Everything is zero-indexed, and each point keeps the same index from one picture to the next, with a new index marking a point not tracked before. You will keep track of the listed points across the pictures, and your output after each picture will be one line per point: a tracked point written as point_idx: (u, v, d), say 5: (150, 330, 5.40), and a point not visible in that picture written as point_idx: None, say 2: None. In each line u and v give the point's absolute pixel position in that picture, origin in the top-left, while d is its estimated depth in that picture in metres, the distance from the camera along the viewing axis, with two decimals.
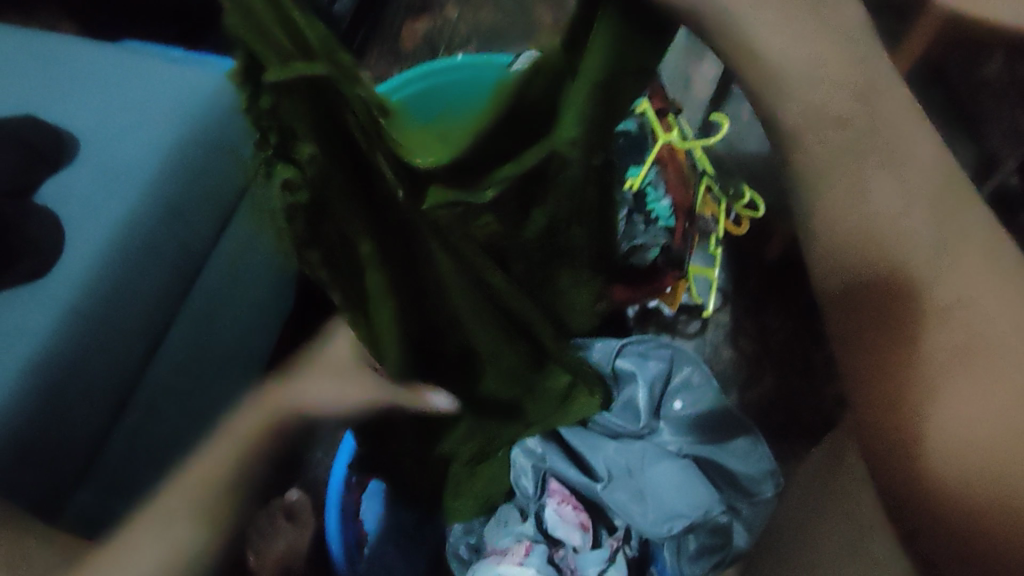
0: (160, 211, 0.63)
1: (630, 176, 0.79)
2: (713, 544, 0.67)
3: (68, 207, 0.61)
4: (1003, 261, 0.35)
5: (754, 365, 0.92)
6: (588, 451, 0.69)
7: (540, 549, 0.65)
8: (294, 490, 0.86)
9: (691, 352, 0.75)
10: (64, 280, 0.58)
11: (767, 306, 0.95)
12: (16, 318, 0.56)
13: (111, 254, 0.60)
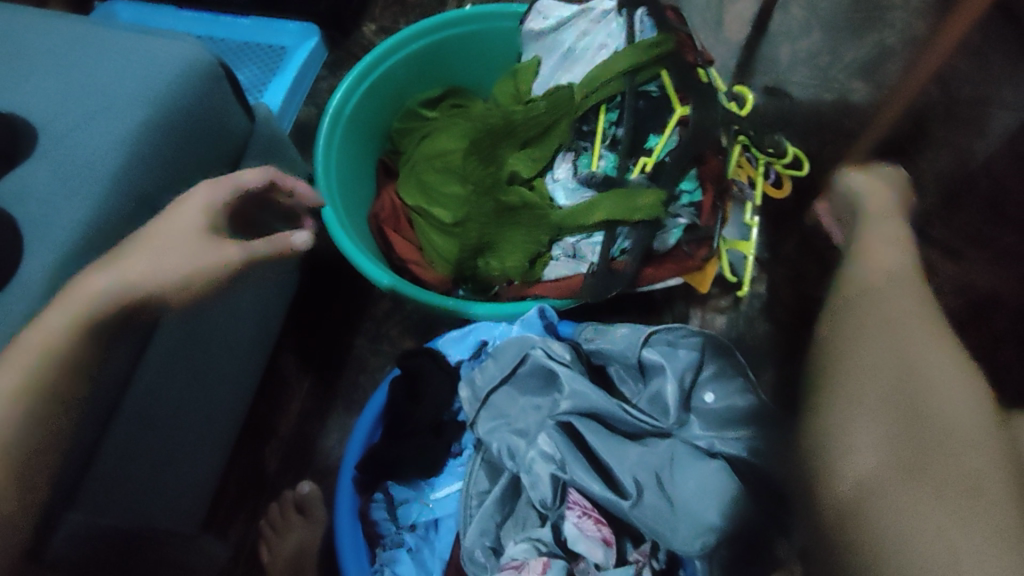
0: (132, 205, 0.58)
1: (649, 147, 0.74)
2: (749, 554, 0.60)
3: (23, 208, 0.55)
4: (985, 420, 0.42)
5: (794, 336, 0.85)
6: (611, 456, 0.61)
7: (559, 565, 0.58)
8: (304, 483, 0.83)
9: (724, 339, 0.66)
10: (20, 294, 0.52)
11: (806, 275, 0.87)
12: None
13: (69, 260, 0.54)
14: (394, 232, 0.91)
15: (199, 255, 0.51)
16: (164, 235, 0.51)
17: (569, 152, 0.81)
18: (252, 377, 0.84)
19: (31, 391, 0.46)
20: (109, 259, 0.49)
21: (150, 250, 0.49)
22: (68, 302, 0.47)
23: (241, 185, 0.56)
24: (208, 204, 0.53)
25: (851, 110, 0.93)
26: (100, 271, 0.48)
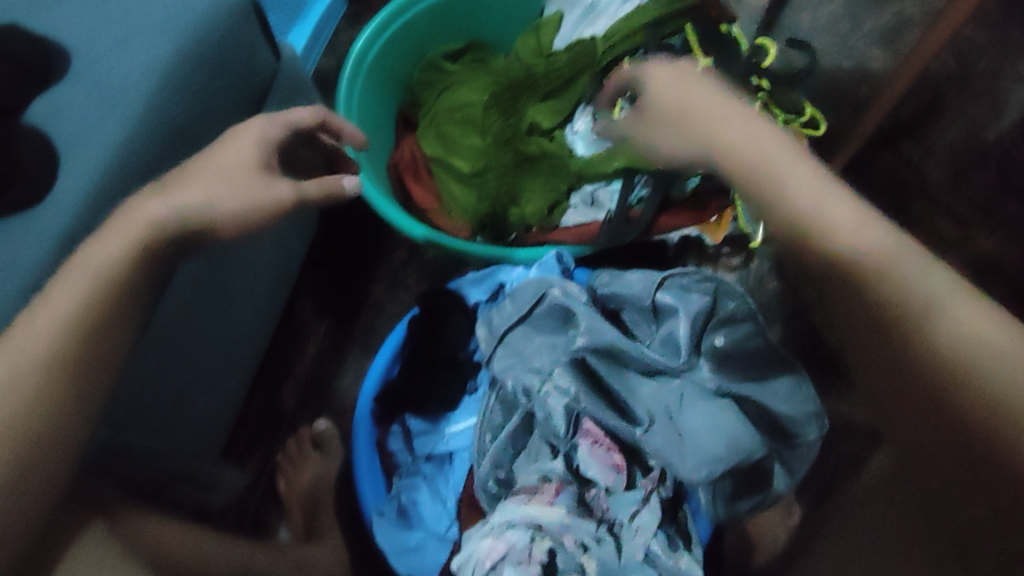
0: (161, 129, 0.59)
1: None
2: (750, 486, 0.65)
3: (57, 126, 0.57)
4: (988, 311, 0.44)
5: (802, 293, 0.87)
6: (625, 390, 0.65)
7: (571, 490, 0.62)
8: (321, 420, 0.85)
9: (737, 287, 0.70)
10: (58, 208, 0.54)
11: None
12: (7, 249, 0.52)
13: (105, 178, 0.55)
14: (413, 181, 0.93)
15: (254, 187, 0.56)
16: (219, 165, 0.55)
17: (589, 105, 0.84)
18: (271, 316, 0.86)
19: (86, 304, 0.47)
20: (168, 180, 0.53)
21: (213, 180, 0.54)
22: (127, 218, 0.49)
23: (290, 119, 0.62)
24: (264, 137, 0.58)
25: (867, 77, 0.95)
26: (161, 188, 0.51)
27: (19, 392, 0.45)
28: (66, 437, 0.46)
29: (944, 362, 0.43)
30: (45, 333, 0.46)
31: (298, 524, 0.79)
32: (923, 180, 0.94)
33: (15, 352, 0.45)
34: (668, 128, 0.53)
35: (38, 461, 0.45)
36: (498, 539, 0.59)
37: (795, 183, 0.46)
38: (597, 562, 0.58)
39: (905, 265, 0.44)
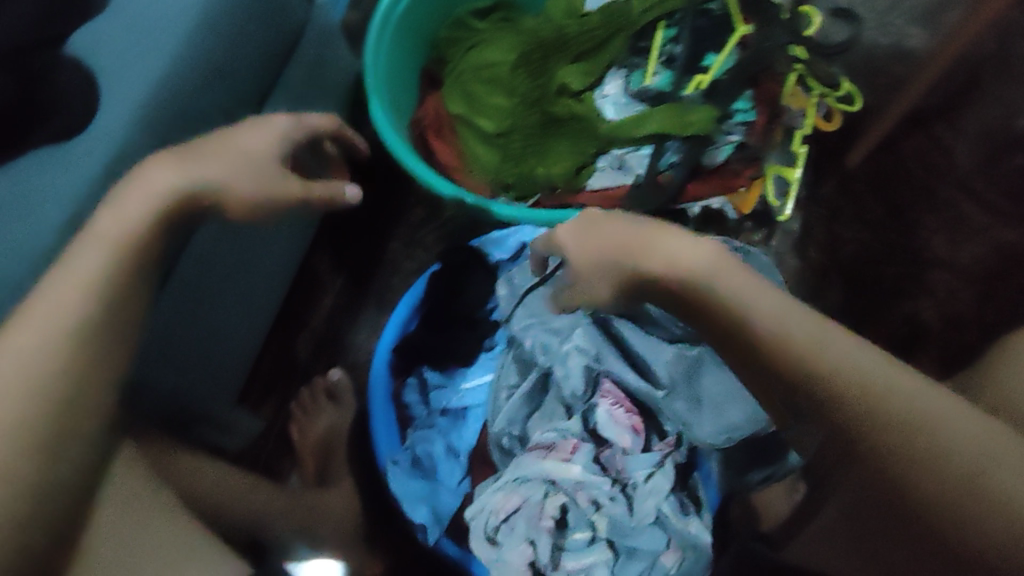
0: (201, 69, 0.58)
1: (706, 65, 0.74)
2: (761, 457, 0.68)
3: (98, 62, 0.56)
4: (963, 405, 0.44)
5: (821, 276, 0.88)
6: (647, 353, 0.65)
7: (587, 448, 0.62)
8: (335, 371, 0.86)
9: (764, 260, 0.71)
10: (94, 142, 0.53)
11: (840, 215, 0.90)
12: (50, 182, 0.52)
13: (141, 114, 0.55)
14: (437, 138, 0.91)
15: (277, 181, 0.52)
16: (243, 148, 0.52)
17: (622, 69, 0.82)
18: (291, 268, 0.86)
19: (112, 272, 0.44)
20: (181, 151, 0.49)
21: (229, 165, 0.50)
22: (146, 194, 0.46)
23: (308, 121, 0.59)
24: (285, 134, 0.55)
25: (903, 56, 0.93)
26: (180, 163, 0.47)
27: (63, 353, 0.42)
28: (103, 395, 0.44)
29: (890, 428, 0.42)
30: (77, 298, 0.43)
31: (310, 472, 0.80)
32: (951, 162, 0.91)
33: (40, 318, 0.42)
34: (611, 254, 0.51)
35: (76, 427, 0.42)
36: (512, 493, 0.61)
37: (723, 282, 0.46)
38: (608, 521, 0.60)
39: (838, 353, 0.43)
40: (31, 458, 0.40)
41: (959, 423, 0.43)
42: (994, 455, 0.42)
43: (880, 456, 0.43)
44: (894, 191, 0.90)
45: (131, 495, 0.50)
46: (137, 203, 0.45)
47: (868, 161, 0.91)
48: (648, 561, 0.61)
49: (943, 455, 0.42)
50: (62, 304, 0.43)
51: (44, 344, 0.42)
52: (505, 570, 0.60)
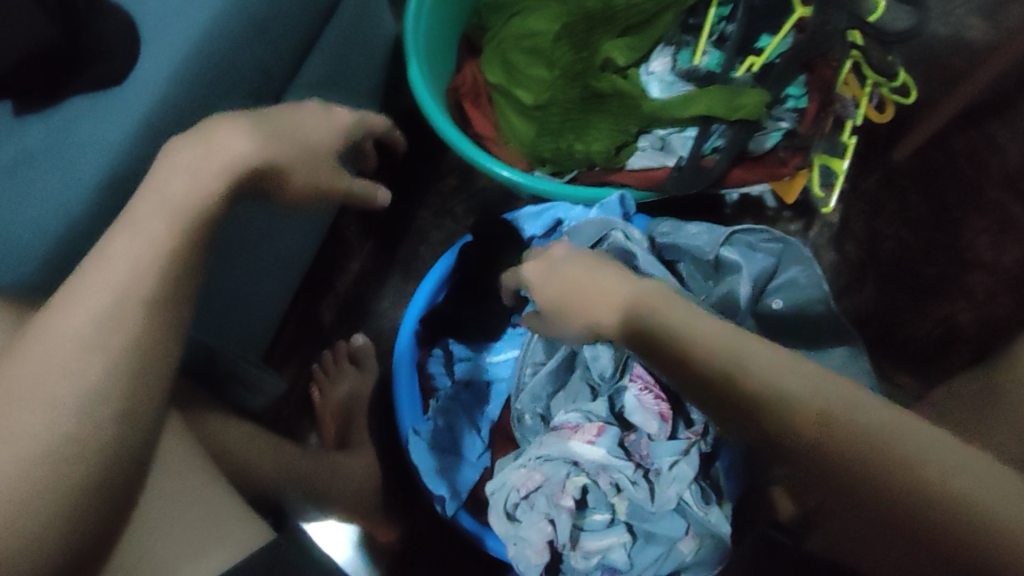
0: (245, 23, 0.57)
1: (760, 47, 0.72)
2: None
3: (144, 12, 0.55)
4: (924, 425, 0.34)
5: (857, 272, 0.88)
6: None
7: (613, 432, 0.62)
8: (359, 337, 0.86)
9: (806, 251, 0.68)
10: (137, 93, 0.52)
11: (881, 210, 0.88)
12: (88, 129, 0.52)
13: (185, 69, 0.54)
14: (473, 108, 0.89)
15: (329, 175, 0.54)
16: (305, 130, 0.53)
17: (669, 46, 0.80)
18: (321, 231, 0.85)
19: (180, 237, 0.44)
20: (230, 117, 0.49)
21: (278, 131, 0.51)
22: (205, 159, 0.46)
23: (368, 120, 0.60)
24: (344, 128, 0.57)
25: (962, 49, 0.89)
26: (233, 128, 0.48)
27: (132, 312, 0.42)
28: (165, 360, 0.44)
29: (847, 444, 0.33)
30: (146, 259, 0.43)
31: (330, 435, 0.81)
32: (1004, 161, 0.85)
33: (102, 280, 0.42)
34: (563, 306, 0.50)
35: (129, 395, 0.41)
36: (534, 470, 0.61)
37: (655, 303, 0.42)
38: (628, 504, 0.60)
39: (780, 365, 0.36)
40: (85, 419, 0.39)
41: (938, 444, 0.33)
42: (981, 476, 0.32)
43: (839, 476, 0.34)
44: (939, 188, 0.87)
45: (172, 455, 0.49)
46: (198, 168, 0.46)
47: (916, 156, 0.89)
48: (665, 548, 0.61)
49: (915, 468, 0.32)
50: (131, 264, 0.43)
51: (113, 303, 0.42)
52: (524, 547, 0.60)
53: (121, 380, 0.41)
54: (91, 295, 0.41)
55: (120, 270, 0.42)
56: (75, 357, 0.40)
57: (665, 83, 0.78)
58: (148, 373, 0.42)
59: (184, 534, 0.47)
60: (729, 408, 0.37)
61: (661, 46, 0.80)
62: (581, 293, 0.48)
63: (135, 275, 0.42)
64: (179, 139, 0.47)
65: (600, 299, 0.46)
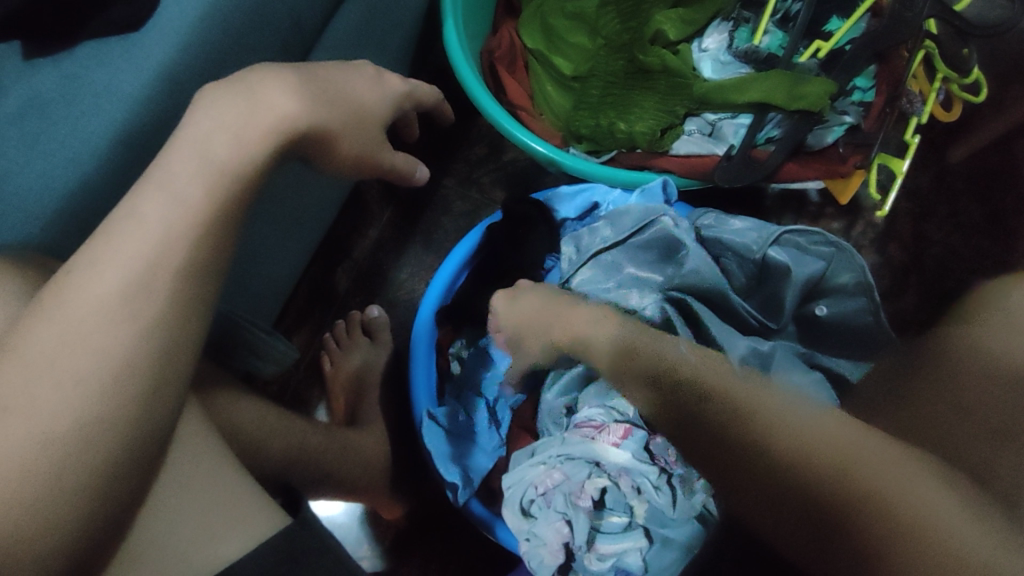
0: None
1: (830, 30, 0.67)
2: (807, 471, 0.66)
3: None
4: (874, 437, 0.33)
5: (900, 275, 0.82)
6: (720, 337, 0.60)
7: (640, 435, 0.60)
8: (374, 308, 0.83)
9: (860, 257, 0.62)
10: (154, 42, 0.48)
11: (932, 213, 0.83)
12: (104, 77, 0.47)
13: (207, 18, 0.49)
14: (506, 72, 0.82)
15: (368, 147, 0.53)
16: (347, 95, 0.50)
17: (727, 21, 0.74)
18: (341, 196, 0.81)
19: (217, 207, 0.42)
20: (270, 70, 0.46)
21: (325, 94, 0.48)
22: (248, 121, 0.44)
23: (419, 90, 0.60)
24: (392, 96, 0.56)
25: None
26: (277, 88, 0.45)
27: (156, 288, 0.39)
28: (189, 336, 0.41)
29: (749, 426, 0.36)
30: (180, 228, 0.40)
31: (340, 409, 0.78)
32: None
33: (128, 250, 0.39)
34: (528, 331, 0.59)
35: (148, 377, 0.39)
36: (554, 468, 0.59)
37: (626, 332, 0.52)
38: (647, 508, 0.57)
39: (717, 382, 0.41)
40: (99, 400, 0.37)
41: (848, 436, 0.33)
42: (898, 466, 0.31)
43: (754, 468, 0.34)
44: (996, 193, 0.82)
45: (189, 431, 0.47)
46: (239, 131, 0.43)
47: (975, 157, 0.83)
48: (683, 553, 0.57)
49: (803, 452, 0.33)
50: (167, 231, 0.40)
51: (144, 273, 0.39)
52: (538, 545, 0.57)
53: (149, 355, 0.39)
54: (113, 265, 0.39)
55: (148, 240, 0.40)
56: (93, 332, 0.37)
57: (719, 62, 0.72)
58: (174, 350, 0.40)
59: (195, 518, 0.44)
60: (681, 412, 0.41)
61: (718, 21, 0.74)
62: (538, 334, 0.58)
63: (162, 248, 0.40)
64: (214, 87, 0.44)
65: (546, 332, 0.58)
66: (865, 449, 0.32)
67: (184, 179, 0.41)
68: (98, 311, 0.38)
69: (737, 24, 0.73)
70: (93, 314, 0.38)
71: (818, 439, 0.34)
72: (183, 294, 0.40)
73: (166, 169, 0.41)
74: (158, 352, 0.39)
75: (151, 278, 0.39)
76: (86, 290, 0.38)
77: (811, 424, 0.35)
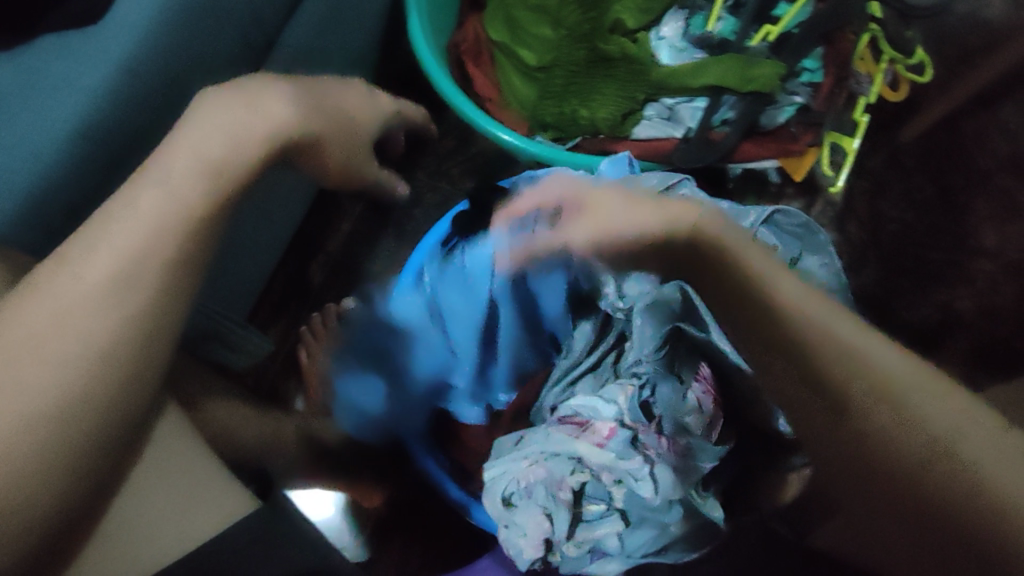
0: None
1: (777, 16, 0.70)
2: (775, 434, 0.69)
3: None
4: (908, 358, 0.40)
5: (859, 252, 0.85)
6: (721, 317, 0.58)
7: (624, 434, 0.58)
8: (350, 300, 0.84)
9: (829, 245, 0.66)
10: (115, 38, 0.49)
11: (888, 191, 0.86)
12: (63, 70, 0.49)
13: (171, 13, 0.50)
14: (473, 66, 0.85)
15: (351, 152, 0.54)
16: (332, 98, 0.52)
17: (683, 10, 0.77)
18: (313, 190, 0.83)
19: (207, 204, 0.43)
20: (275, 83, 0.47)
21: (317, 109, 0.49)
22: (245, 125, 0.44)
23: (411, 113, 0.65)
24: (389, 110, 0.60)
25: (978, 27, 0.87)
26: (270, 95, 0.46)
27: (140, 284, 0.40)
28: (170, 326, 0.42)
29: (876, 395, 0.38)
30: (168, 225, 0.41)
31: (317, 399, 0.80)
32: (1012, 147, 0.86)
33: (117, 247, 0.40)
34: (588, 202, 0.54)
35: (127, 367, 0.40)
36: (537, 464, 0.59)
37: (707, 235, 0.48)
38: (628, 494, 0.58)
39: (804, 305, 0.42)
40: (76, 388, 0.38)
41: (957, 413, 0.37)
42: (992, 444, 0.36)
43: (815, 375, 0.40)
44: (947, 170, 0.86)
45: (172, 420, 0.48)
46: (236, 134, 0.44)
47: (925, 137, 0.87)
48: (658, 532, 0.60)
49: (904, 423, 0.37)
50: (154, 227, 0.41)
51: (133, 265, 0.40)
52: (517, 535, 0.59)
53: (132, 342, 0.40)
54: (102, 261, 0.40)
55: (139, 236, 0.40)
56: (81, 327, 0.39)
57: (676, 49, 0.75)
58: (155, 341, 0.41)
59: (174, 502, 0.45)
60: (767, 334, 0.43)
61: (674, 10, 0.77)
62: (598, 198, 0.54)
63: (152, 245, 0.41)
64: (217, 92, 0.45)
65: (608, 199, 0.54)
66: (906, 380, 0.38)
67: (177, 179, 0.42)
68: (80, 305, 0.39)
69: (692, 12, 0.76)
70: (80, 308, 0.39)
71: (870, 360, 0.39)
72: (166, 288, 0.41)
73: (163, 169, 0.42)
74: (137, 343, 0.40)
75: (140, 274, 0.40)
76: (71, 288, 0.39)
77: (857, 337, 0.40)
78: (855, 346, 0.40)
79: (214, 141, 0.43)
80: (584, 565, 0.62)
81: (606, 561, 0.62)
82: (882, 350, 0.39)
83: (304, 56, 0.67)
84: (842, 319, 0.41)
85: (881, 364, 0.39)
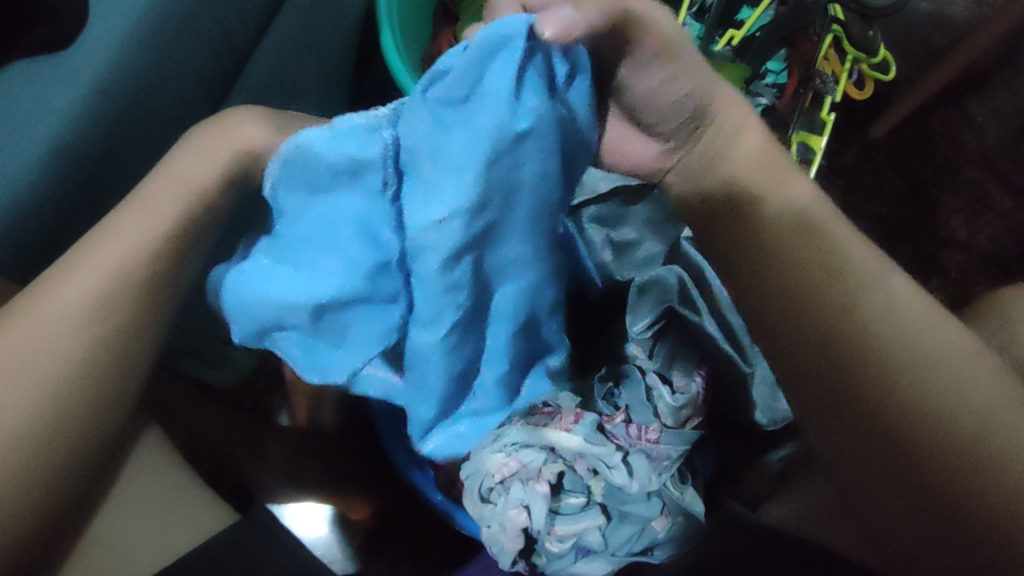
0: None
1: (741, 18, 0.71)
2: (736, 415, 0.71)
3: None
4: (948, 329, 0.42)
5: None
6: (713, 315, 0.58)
7: (591, 418, 0.58)
8: None
9: None
10: (85, 59, 0.50)
11: (859, 186, 0.87)
12: (32, 93, 0.49)
13: (138, 34, 0.51)
14: None
15: None
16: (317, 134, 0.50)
17: None
18: None
19: (181, 226, 0.43)
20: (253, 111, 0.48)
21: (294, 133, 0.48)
22: (217, 145, 0.45)
23: None
24: None
25: (942, 24, 0.89)
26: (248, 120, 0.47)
27: (111, 307, 0.41)
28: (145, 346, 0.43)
29: (915, 356, 0.40)
30: (141, 250, 0.42)
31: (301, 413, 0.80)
32: (978, 140, 0.88)
33: (91, 272, 0.40)
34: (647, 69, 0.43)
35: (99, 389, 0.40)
36: (511, 457, 0.56)
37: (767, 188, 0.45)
38: (605, 485, 0.58)
39: (859, 254, 0.43)
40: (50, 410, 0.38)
41: (985, 386, 0.40)
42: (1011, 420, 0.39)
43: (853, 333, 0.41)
44: (916, 165, 0.87)
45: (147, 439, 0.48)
46: (207, 152, 0.44)
47: (895, 132, 0.88)
48: (640, 526, 0.60)
49: (925, 381, 0.39)
50: (125, 253, 0.41)
51: (113, 286, 0.40)
52: (497, 531, 0.59)
53: (108, 364, 0.40)
54: (75, 285, 0.40)
55: (112, 260, 0.41)
56: (55, 351, 0.39)
57: None
58: (128, 362, 0.41)
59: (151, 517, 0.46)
60: (801, 287, 0.43)
61: None
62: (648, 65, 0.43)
63: (124, 268, 0.41)
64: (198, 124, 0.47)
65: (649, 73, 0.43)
66: (942, 351, 0.40)
67: (151, 204, 0.42)
68: (52, 332, 0.39)
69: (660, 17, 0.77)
70: (54, 335, 0.39)
71: (911, 323, 0.41)
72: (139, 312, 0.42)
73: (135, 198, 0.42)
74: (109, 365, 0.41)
75: (114, 298, 0.41)
76: (43, 317, 0.39)
77: (905, 302, 0.42)
78: (901, 312, 0.42)
79: (190, 163, 0.44)
80: (569, 564, 0.62)
81: (591, 559, 0.62)
82: (924, 322, 0.42)
83: (276, 73, 0.68)
84: (889, 282, 0.43)
85: (921, 333, 0.41)
